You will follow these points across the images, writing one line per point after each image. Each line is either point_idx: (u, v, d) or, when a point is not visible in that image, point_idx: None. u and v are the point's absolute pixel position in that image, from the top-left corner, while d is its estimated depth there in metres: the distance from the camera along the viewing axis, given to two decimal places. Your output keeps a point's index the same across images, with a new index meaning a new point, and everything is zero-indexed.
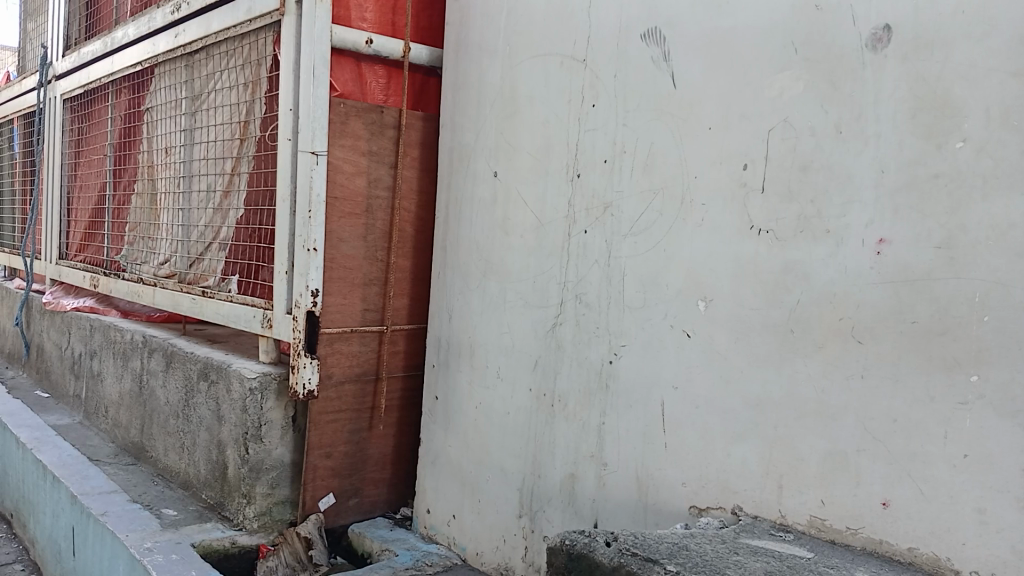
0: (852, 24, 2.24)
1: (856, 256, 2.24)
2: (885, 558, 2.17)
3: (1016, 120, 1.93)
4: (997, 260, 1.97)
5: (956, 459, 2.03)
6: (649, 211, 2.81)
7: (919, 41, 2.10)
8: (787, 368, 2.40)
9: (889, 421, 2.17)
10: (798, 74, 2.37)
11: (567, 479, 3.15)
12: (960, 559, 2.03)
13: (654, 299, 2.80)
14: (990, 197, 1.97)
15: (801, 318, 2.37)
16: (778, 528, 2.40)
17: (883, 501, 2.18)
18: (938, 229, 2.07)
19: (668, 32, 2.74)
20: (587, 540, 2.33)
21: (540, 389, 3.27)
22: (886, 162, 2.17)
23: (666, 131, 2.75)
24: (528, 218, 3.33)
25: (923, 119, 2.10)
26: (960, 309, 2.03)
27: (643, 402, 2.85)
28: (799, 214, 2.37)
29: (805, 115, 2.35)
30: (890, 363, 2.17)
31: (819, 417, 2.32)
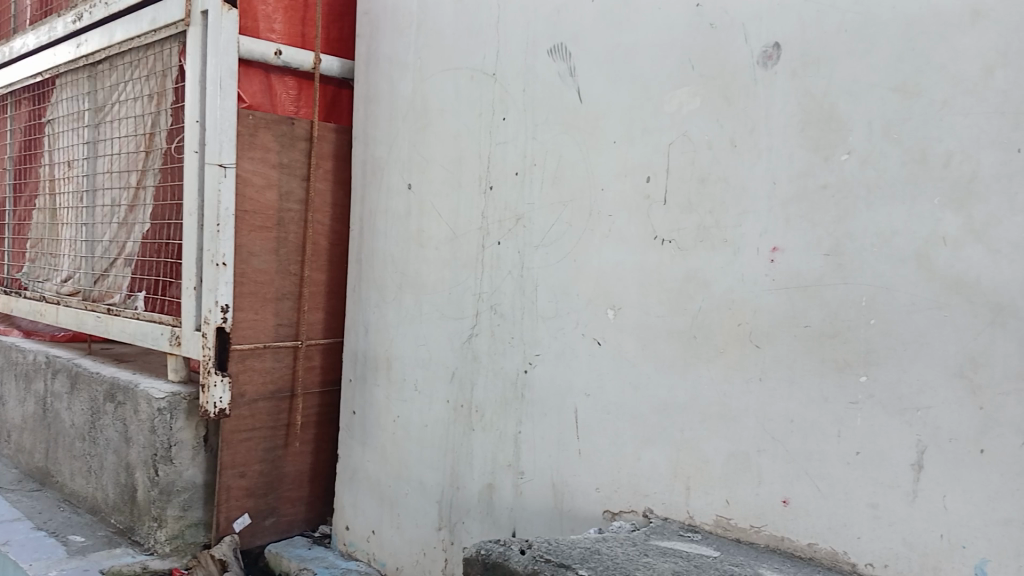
0: (745, 41, 2.34)
1: (753, 264, 2.33)
2: (787, 554, 2.26)
3: (896, 133, 2.05)
4: (882, 265, 2.08)
5: (850, 456, 2.14)
6: (560, 222, 2.86)
7: (806, 58, 2.21)
8: (691, 373, 2.48)
9: (786, 421, 2.27)
10: (695, 90, 2.46)
11: (485, 489, 3.15)
12: (856, 552, 2.13)
13: (566, 309, 2.85)
14: (874, 207, 2.09)
15: (703, 324, 2.45)
16: (686, 528, 2.47)
17: (784, 499, 2.28)
18: (827, 237, 2.18)
19: (573, 48, 2.80)
20: (503, 549, 2.36)
21: (457, 400, 3.28)
22: (778, 174, 2.28)
23: (574, 144, 2.80)
24: (441, 229, 3.33)
25: (812, 132, 2.21)
26: (849, 313, 2.14)
27: (558, 410, 2.89)
28: (699, 224, 2.46)
29: (702, 129, 2.44)
30: (786, 367, 2.27)
31: (722, 419, 2.41)
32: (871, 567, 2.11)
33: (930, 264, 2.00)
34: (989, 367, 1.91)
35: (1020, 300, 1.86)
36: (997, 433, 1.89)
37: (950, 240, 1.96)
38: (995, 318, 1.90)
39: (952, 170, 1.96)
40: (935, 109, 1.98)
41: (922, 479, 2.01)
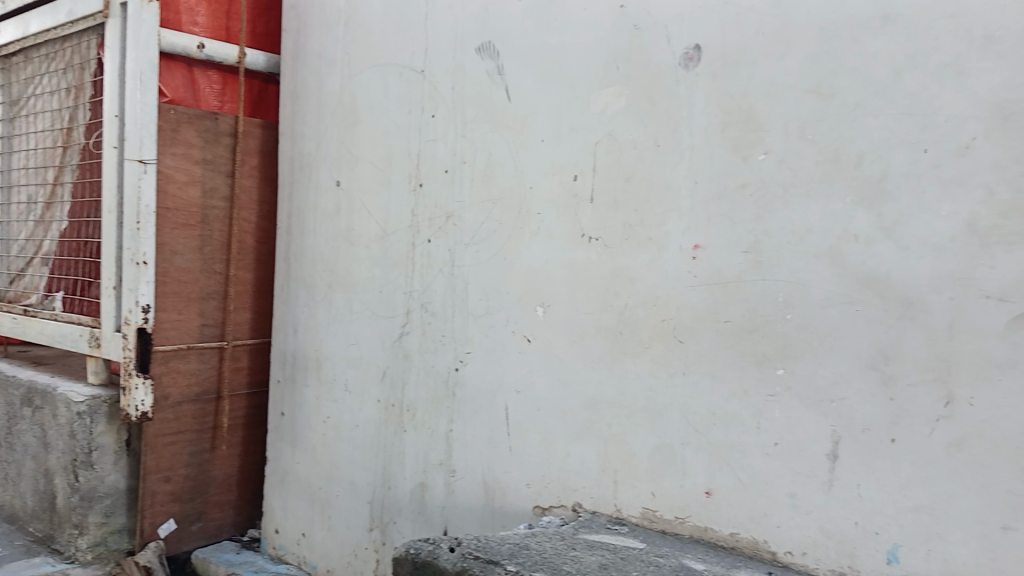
0: (667, 42, 2.38)
1: (676, 261, 2.38)
2: (711, 544, 2.31)
3: (811, 134, 2.12)
4: (798, 262, 2.15)
5: (769, 447, 2.21)
6: (489, 221, 2.85)
7: (726, 60, 2.27)
8: (618, 368, 2.52)
9: (709, 414, 2.32)
10: (620, 90, 2.49)
11: (417, 488, 3.11)
12: (776, 541, 2.20)
13: (496, 306, 2.84)
14: (790, 205, 2.16)
15: (629, 320, 2.49)
16: (614, 522, 2.50)
17: (707, 490, 2.33)
18: (747, 234, 2.24)
19: (501, 46, 2.79)
20: (432, 548, 2.36)
21: (387, 399, 3.23)
22: (699, 173, 2.33)
23: (503, 142, 2.80)
24: (370, 227, 3.29)
25: (731, 133, 2.26)
26: (768, 308, 2.20)
27: (489, 407, 2.88)
28: (624, 222, 2.49)
29: (628, 129, 2.48)
30: (707, 361, 2.32)
31: (648, 413, 2.45)
32: (791, 555, 2.17)
33: (842, 261, 2.07)
34: (899, 360, 1.99)
35: (928, 296, 1.95)
36: (907, 423, 1.97)
37: (862, 238, 2.04)
38: (905, 313, 1.98)
39: (863, 170, 2.03)
40: (848, 110, 2.05)
41: (837, 468, 2.09)
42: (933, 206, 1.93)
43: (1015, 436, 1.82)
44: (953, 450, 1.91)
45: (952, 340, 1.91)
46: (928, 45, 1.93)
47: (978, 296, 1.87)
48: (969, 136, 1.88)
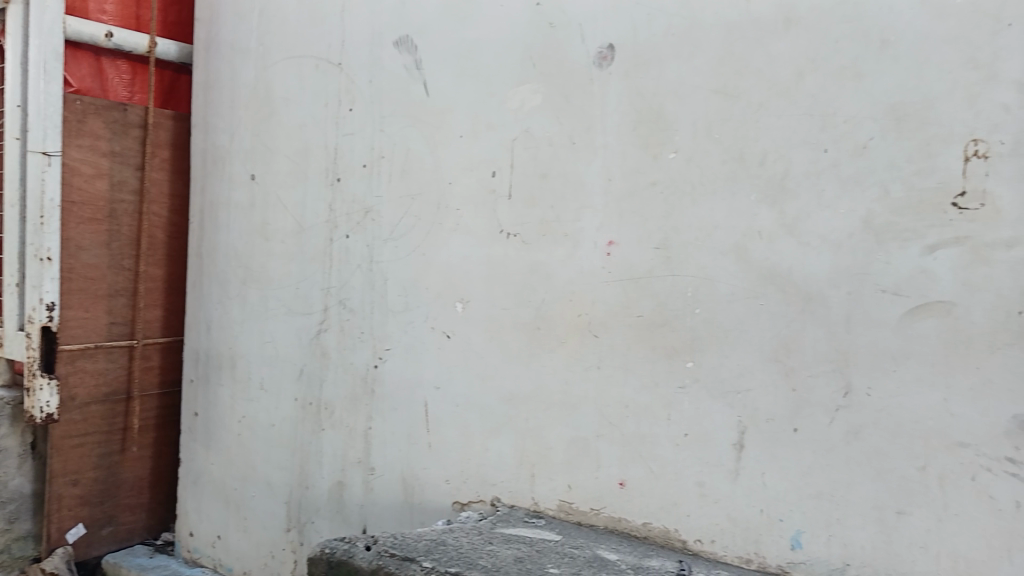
0: (581, 41, 2.41)
1: (591, 257, 2.42)
2: (624, 534, 2.36)
3: (718, 133, 2.18)
4: (705, 258, 2.21)
5: (679, 437, 2.26)
6: (407, 217, 2.81)
7: (638, 59, 2.31)
8: (535, 363, 2.54)
9: (622, 407, 2.37)
10: (536, 87, 2.51)
11: (335, 487, 3.05)
12: (686, 529, 2.26)
13: (415, 302, 2.80)
14: (698, 203, 2.22)
15: (545, 316, 2.51)
16: (531, 515, 2.52)
17: (620, 481, 2.37)
18: (657, 231, 2.29)
19: (418, 40, 2.77)
20: (347, 547, 2.34)
21: (304, 398, 3.17)
22: (612, 171, 2.37)
23: (421, 137, 2.77)
24: (287, 222, 3.22)
25: (642, 131, 2.31)
26: (677, 303, 2.26)
27: (408, 404, 2.83)
28: (541, 218, 2.52)
29: (544, 126, 2.50)
30: (620, 355, 2.37)
31: (564, 406, 2.48)
32: (700, 543, 2.23)
33: (747, 256, 2.14)
34: (800, 352, 2.07)
35: (826, 290, 2.03)
36: (808, 413, 2.05)
37: (765, 234, 2.11)
38: (806, 307, 2.06)
39: (766, 168, 2.11)
40: (753, 111, 2.12)
41: (743, 457, 2.16)
42: (832, 203, 2.02)
43: (907, 424, 1.92)
44: (851, 438, 1.99)
45: (849, 332, 1.99)
46: (828, 48, 2.01)
47: (874, 290, 1.96)
48: (865, 136, 1.96)
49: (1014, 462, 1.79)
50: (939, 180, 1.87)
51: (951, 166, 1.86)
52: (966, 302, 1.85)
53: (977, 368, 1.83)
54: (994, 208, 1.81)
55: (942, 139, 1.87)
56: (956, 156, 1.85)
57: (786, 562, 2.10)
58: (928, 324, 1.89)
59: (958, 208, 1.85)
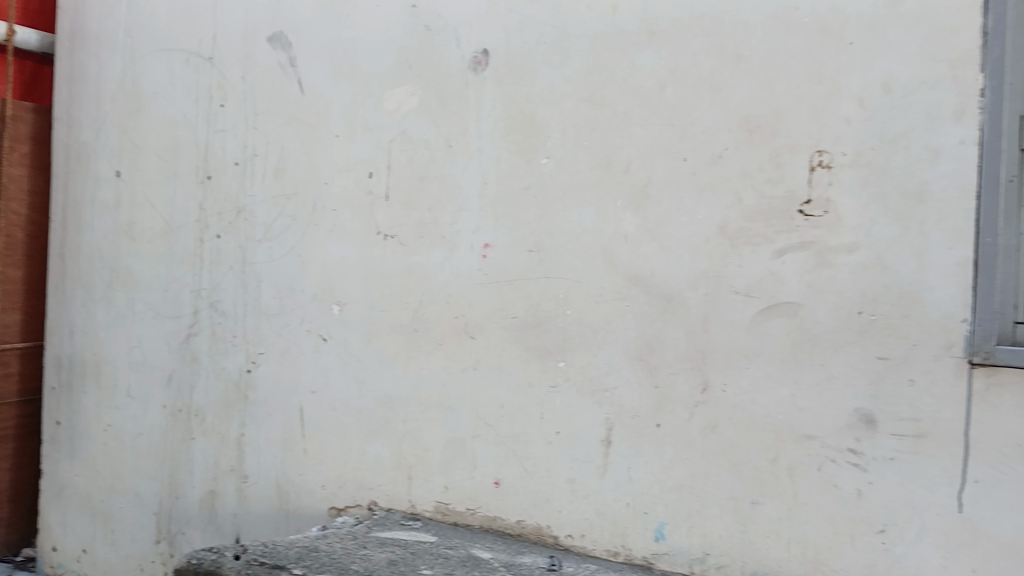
0: (456, 45, 2.43)
1: (467, 259, 2.43)
2: (499, 532, 2.39)
3: (586, 140, 2.25)
4: (575, 261, 2.27)
5: (551, 436, 2.31)
6: (281, 218, 2.76)
7: (510, 65, 2.35)
8: (413, 365, 2.52)
9: (496, 408, 2.39)
10: (412, 89, 2.50)
11: (206, 496, 2.96)
12: (557, 525, 2.31)
13: (290, 305, 2.74)
14: (568, 208, 2.28)
15: (422, 318, 2.51)
16: (408, 517, 2.51)
17: (495, 480, 2.40)
18: (530, 234, 2.33)
19: (293, 37, 2.72)
20: (215, 557, 2.28)
21: (174, 404, 3.05)
22: (487, 175, 2.39)
23: (296, 136, 2.72)
24: (155, 222, 3.11)
25: (515, 137, 2.35)
26: (549, 304, 2.31)
27: (282, 409, 2.77)
28: (418, 220, 2.51)
29: (419, 128, 2.49)
30: (496, 356, 2.39)
31: (440, 408, 2.48)
32: (571, 538, 2.29)
33: (613, 260, 2.22)
34: (661, 351, 2.16)
35: (685, 292, 2.13)
36: (669, 409, 2.15)
37: (630, 239, 2.20)
38: (667, 308, 2.15)
39: (630, 175, 2.19)
40: (619, 120, 2.20)
41: (610, 454, 2.23)
42: (690, 209, 2.12)
43: (759, 418, 2.04)
44: (709, 432, 2.10)
45: (706, 331, 2.10)
46: (688, 60, 2.11)
47: (728, 292, 2.08)
48: (721, 147, 2.08)
49: (855, 452, 1.93)
50: (788, 188, 2.01)
51: (799, 176, 2.00)
52: (812, 303, 1.98)
53: (821, 365, 1.97)
54: (836, 215, 1.96)
55: (790, 150, 2.00)
56: (802, 166, 1.99)
57: (651, 554, 2.17)
58: (777, 324, 2.02)
59: (805, 215, 1.99)
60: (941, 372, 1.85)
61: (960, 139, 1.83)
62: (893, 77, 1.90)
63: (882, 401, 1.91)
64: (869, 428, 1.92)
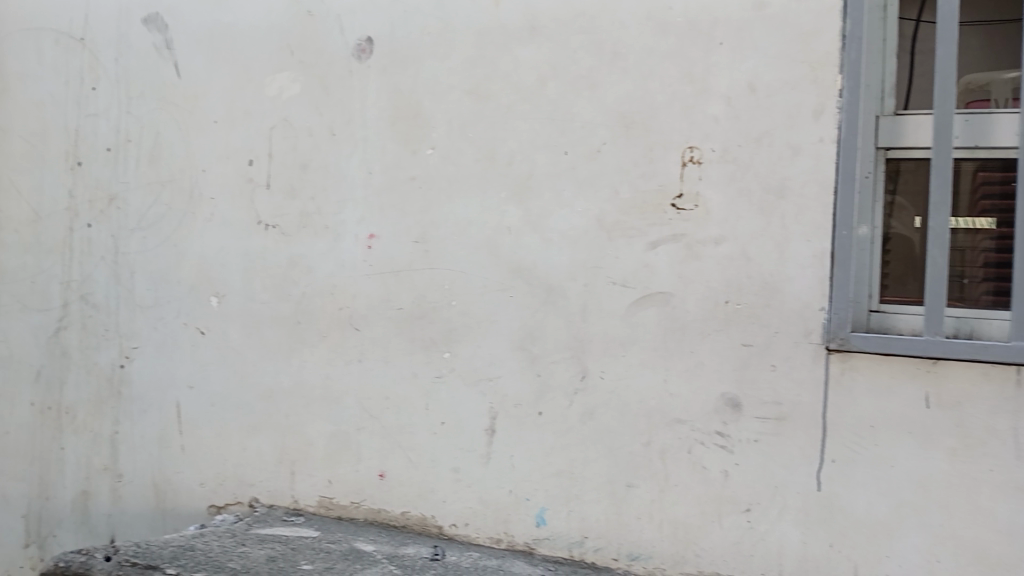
0: (339, 33, 2.39)
1: (351, 250, 2.40)
2: (383, 524, 2.38)
3: (471, 132, 2.26)
4: (460, 251, 2.28)
5: (436, 427, 2.32)
6: (157, 206, 2.65)
7: (394, 55, 2.33)
8: (296, 358, 2.48)
9: (381, 399, 2.38)
10: (294, 76, 2.45)
11: (78, 499, 2.77)
12: (441, 515, 2.32)
13: (166, 297, 2.64)
14: (453, 199, 2.29)
15: (305, 309, 2.47)
16: (290, 513, 2.48)
17: (380, 473, 2.39)
18: (415, 225, 2.33)
19: (169, 19, 2.61)
20: (85, 559, 2.24)
21: (43, 402, 2.79)
22: (372, 164, 2.37)
23: (172, 123, 2.62)
24: (22, 210, 2.79)
25: (400, 127, 2.34)
26: (434, 295, 2.31)
27: (159, 404, 2.66)
28: (301, 210, 2.46)
29: (301, 115, 2.45)
30: (380, 347, 2.38)
31: (324, 401, 2.45)
32: (455, 527, 2.30)
33: (497, 250, 2.24)
34: (543, 341, 2.20)
35: (565, 283, 2.17)
36: (550, 397, 2.19)
37: (513, 230, 2.23)
38: (548, 298, 2.19)
39: (514, 167, 2.22)
40: (503, 113, 2.22)
41: (494, 443, 2.26)
42: (570, 202, 2.17)
43: (634, 404, 2.11)
44: (587, 419, 2.16)
45: (586, 320, 2.16)
46: (568, 57, 2.15)
47: (606, 283, 2.13)
48: (599, 142, 2.13)
49: (722, 435, 2.03)
50: (661, 183, 2.08)
51: (671, 172, 2.07)
52: (682, 293, 2.07)
53: (691, 352, 2.06)
54: (705, 209, 2.04)
55: (663, 146, 2.08)
56: (674, 162, 2.07)
57: (532, 540, 2.22)
58: (651, 313, 2.09)
59: (677, 209, 2.07)
60: (800, 358, 1.97)
61: (819, 137, 1.95)
62: (757, 78, 1.99)
63: (746, 386, 2.01)
64: (735, 412, 2.02)
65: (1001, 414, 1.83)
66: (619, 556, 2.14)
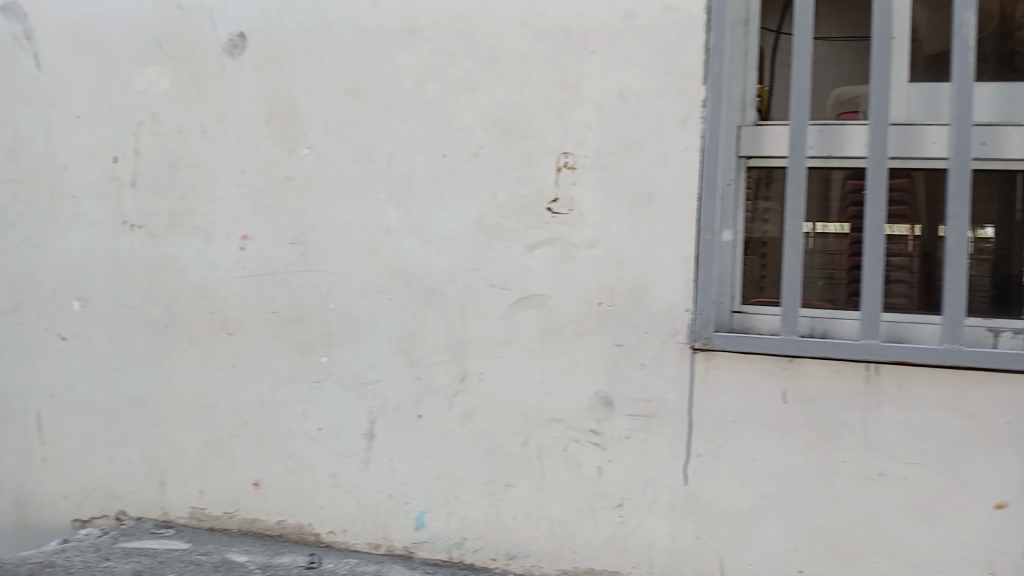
0: (212, 28, 2.32)
1: (224, 252, 2.34)
2: (258, 534, 2.32)
3: (348, 132, 2.24)
4: (338, 253, 2.25)
5: (313, 432, 2.28)
6: (15, 204, 2.49)
7: (270, 52, 2.28)
8: (166, 364, 2.39)
9: (256, 405, 2.32)
10: (164, 71, 2.36)
11: None
12: (319, 522, 2.28)
13: (25, 300, 2.49)
14: (331, 200, 2.25)
15: (176, 313, 2.38)
16: (160, 526, 2.39)
17: (255, 481, 2.33)
18: (291, 226, 2.28)
19: (29, 7, 2.45)
20: None
21: None
22: (246, 163, 2.31)
23: (32, 116, 2.47)
24: None
25: (275, 125, 2.29)
26: (311, 298, 2.27)
27: (17, 414, 2.50)
28: (171, 209, 2.38)
29: (171, 111, 2.36)
30: (256, 351, 2.32)
31: (197, 408, 2.37)
32: (333, 533, 2.27)
33: (376, 252, 2.23)
34: (423, 343, 2.20)
35: (445, 286, 2.18)
36: (430, 399, 2.19)
37: (392, 233, 2.21)
38: (427, 301, 2.19)
39: (393, 169, 2.21)
40: (380, 113, 2.21)
41: (373, 447, 2.24)
42: (450, 205, 2.17)
43: (513, 405, 2.13)
44: (467, 420, 2.17)
45: (465, 322, 2.17)
46: (445, 60, 2.16)
47: (485, 285, 2.15)
48: (477, 145, 2.15)
49: (596, 433, 2.08)
50: (537, 187, 2.11)
51: (546, 176, 2.11)
52: (558, 295, 2.11)
53: (567, 353, 2.10)
54: (579, 213, 2.09)
55: (539, 151, 2.11)
56: (550, 167, 2.11)
57: (411, 543, 2.21)
58: (529, 315, 2.12)
59: (553, 212, 2.10)
60: (669, 357, 2.03)
61: (685, 145, 2.02)
62: (628, 86, 2.05)
63: (618, 385, 2.06)
64: (608, 410, 2.07)
65: (852, 407, 1.94)
66: (497, 556, 2.16)
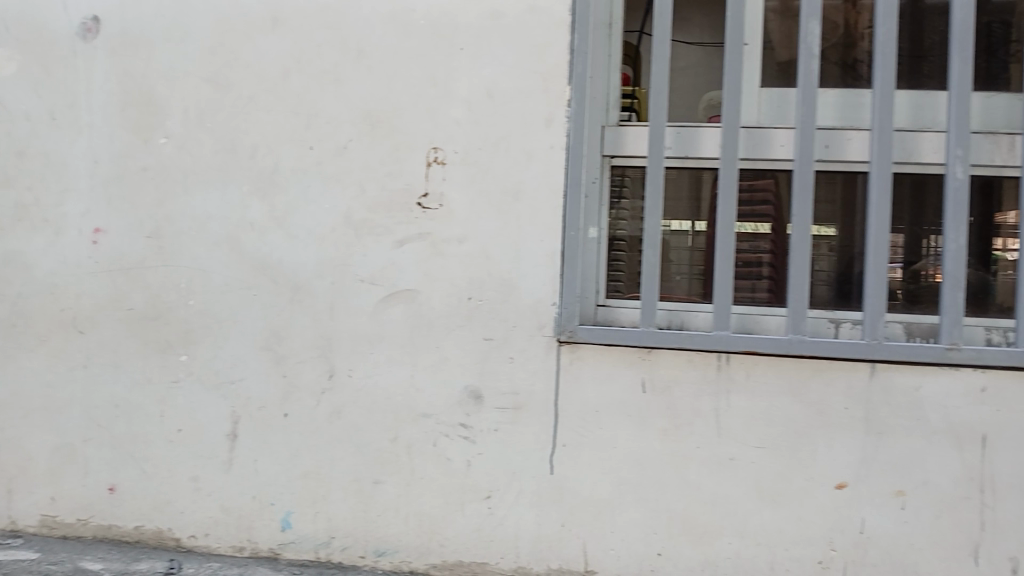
0: (62, 9, 2.21)
1: (75, 246, 2.23)
2: (113, 541, 2.23)
3: (210, 122, 2.17)
4: (198, 248, 2.19)
5: (172, 434, 2.20)
6: None
7: (125, 36, 2.19)
8: (11, 365, 2.26)
9: (111, 407, 2.22)
10: (9, 54, 2.23)
11: None
12: (179, 527, 2.21)
13: None
14: (191, 193, 2.18)
15: (22, 311, 2.25)
16: (6, 536, 2.26)
17: (110, 486, 2.23)
18: (148, 220, 2.20)
19: None
20: None
21: None
22: (99, 154, 2.21)
23: None
24: None
25: (131, 113, 2.20)
26: (170, 294, 2.20)
27: None
28: (16, 201, 2.25)
29: (17, 97, 2.23)
30: (110, 350, 2.22)
31: (47, 411, 2.25)
32: (195, 538, 2.20)
33: (240, 247, 2.17)
34: (288, 340, 2.16)
35: (312, 281, 2.15)
36: (297, 397, 2.16)
37: (256, 227, 2.17)
38: (294, 297, 2.16)
39: (257, 161, 2.16)
40: (243, 104, 2.16)
41: (236, 448, 2.18)
42: (316, 199, 2.14)
43: (381, 401, 2.13)
44: (335, 417, 2.15)
45: (332, 318, 2.14)
46: (311, 51, 2.13)
47: (353, 280, 2.13)
48: (344, 139, 2.13)
49: (465, 427, 2.10)
50: (406, 182, 2.11)
51: (416, 171, 2.11)
52: (426, 291, 2.11)
53: (436, 347, 2.11)
54: (447, 208, 2.10)
55: (406, 146, 2.11)
56: (419, 162, 2.11)
57: (277, 544, 2.17)
58: (397, 311, 2.12)
59: (422, 207, 2.11)
60: (534, 350, 2.07)
61: (550, 144, 2.07)
62: (494, 84, 2.08)
63: (485, 378, 2.09)
64: (475, 404, 2.10)
65: (704, 395, 2.03)
66: (365, 553, 2.15)
